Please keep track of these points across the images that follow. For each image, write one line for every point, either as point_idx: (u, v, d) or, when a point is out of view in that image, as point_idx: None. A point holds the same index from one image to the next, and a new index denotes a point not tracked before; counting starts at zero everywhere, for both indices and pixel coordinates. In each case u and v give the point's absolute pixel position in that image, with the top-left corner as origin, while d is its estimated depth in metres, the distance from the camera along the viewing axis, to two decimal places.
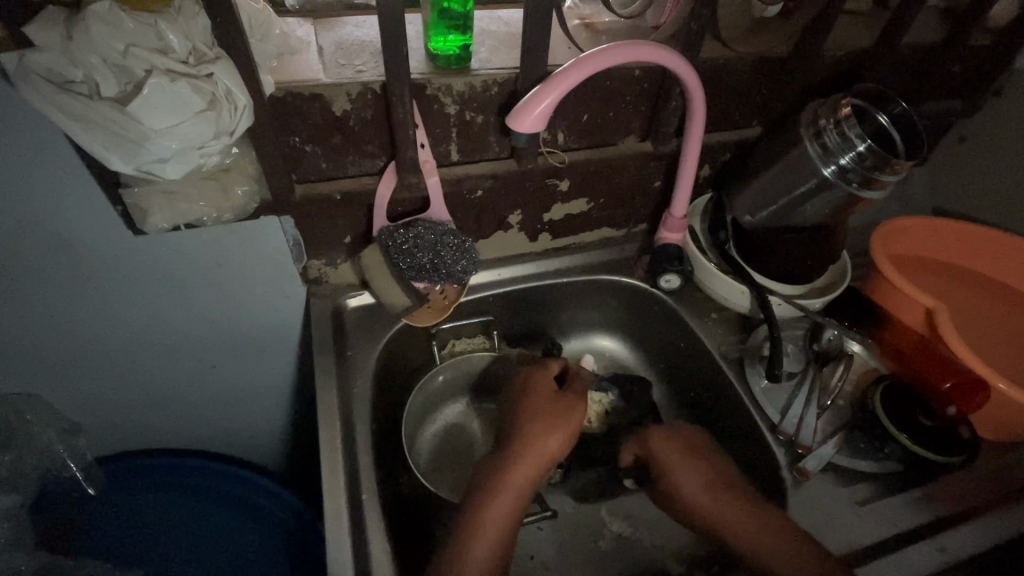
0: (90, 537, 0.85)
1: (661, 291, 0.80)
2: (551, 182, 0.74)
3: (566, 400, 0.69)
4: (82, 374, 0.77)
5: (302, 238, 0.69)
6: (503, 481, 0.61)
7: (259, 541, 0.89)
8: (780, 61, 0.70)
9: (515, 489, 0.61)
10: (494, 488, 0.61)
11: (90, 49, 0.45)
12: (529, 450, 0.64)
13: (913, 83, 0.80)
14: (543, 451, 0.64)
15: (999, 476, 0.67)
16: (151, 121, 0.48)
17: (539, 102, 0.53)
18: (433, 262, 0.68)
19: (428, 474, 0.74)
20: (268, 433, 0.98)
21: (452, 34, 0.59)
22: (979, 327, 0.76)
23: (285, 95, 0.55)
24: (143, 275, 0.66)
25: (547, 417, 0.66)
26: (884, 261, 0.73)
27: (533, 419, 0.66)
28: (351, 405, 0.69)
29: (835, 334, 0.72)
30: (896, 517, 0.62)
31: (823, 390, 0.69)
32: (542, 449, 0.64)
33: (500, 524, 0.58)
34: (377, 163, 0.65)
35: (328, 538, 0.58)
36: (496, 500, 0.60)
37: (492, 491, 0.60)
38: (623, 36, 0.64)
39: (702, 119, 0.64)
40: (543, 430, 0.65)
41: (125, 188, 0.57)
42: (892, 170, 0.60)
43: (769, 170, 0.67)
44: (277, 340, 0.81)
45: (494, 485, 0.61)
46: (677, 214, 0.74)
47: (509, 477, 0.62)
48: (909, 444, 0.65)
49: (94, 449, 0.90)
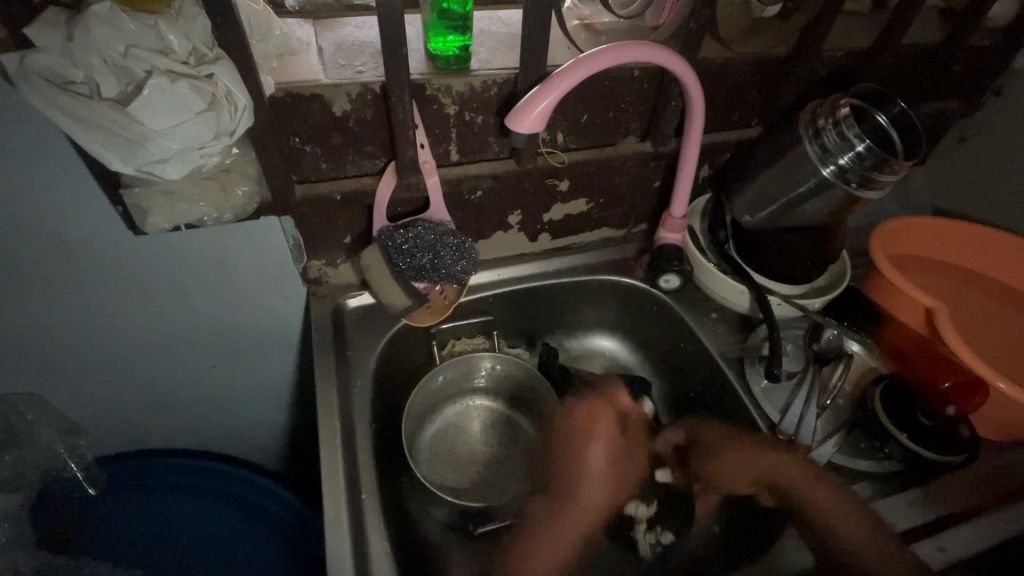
0: (89, 537, 0.86)
1: (661, 290, 0.80)
2: (551, 182, 0.74)
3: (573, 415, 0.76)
4: (84, 375, 0.77)
5: (302, 238, 0.69)
6: (555, 530, 0.69)
7: (257, 540, 0.89)
8: (779, 60, 0.70)
9: (574, 520, 0.70)
10: (553, 523, 0.69)
11: (90, 49, 0.45)
12: (570, 495, 0.72)
13: (912, 83, 0.80)
14: (585, 484, 0.73)
15: (998, 476, 0.67)
16: (151, 121, 0.48)
17: (539, 103, 0.54)
18: (433, 262, 0.68)
19: (429, 473, 0.73)
20: (268, 433, 0.98)
21: (452, 35, 0.59)
22: (979, 326, 0.76)
23: (285, 95, 0.55)
24: (144, 276, 0.66)
25: (591, 439, 0.75)
26: (883, 261, 0.73)
27: (572, 443, 0.76)
28: (351, 404, 0.69)
29: (835, 334, 0.71)
30: (895, 517, 0.63)
31: (823, 390, 0.70)
32: (597, 488, 0.72)
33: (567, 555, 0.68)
34: (377, 163, 0.65)
35: (329, 538, 0.58)
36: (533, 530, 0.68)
37: (555, 527, 0.69)
38: (622, 36, 0.65)
39: (701, 118, 0.64)
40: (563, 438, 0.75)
41: (125, 188, 0.57)
42: (891, 171, 0.60)
43: (769, 170, 0.68)
44: (278, 340, 0.81)
45: (550, 529, 0.69)
46: (677, 214, 0.74)
47: (568, 520, 0.70)
48: (905, 441, 0.63)
49: (94, 449, 0.90)
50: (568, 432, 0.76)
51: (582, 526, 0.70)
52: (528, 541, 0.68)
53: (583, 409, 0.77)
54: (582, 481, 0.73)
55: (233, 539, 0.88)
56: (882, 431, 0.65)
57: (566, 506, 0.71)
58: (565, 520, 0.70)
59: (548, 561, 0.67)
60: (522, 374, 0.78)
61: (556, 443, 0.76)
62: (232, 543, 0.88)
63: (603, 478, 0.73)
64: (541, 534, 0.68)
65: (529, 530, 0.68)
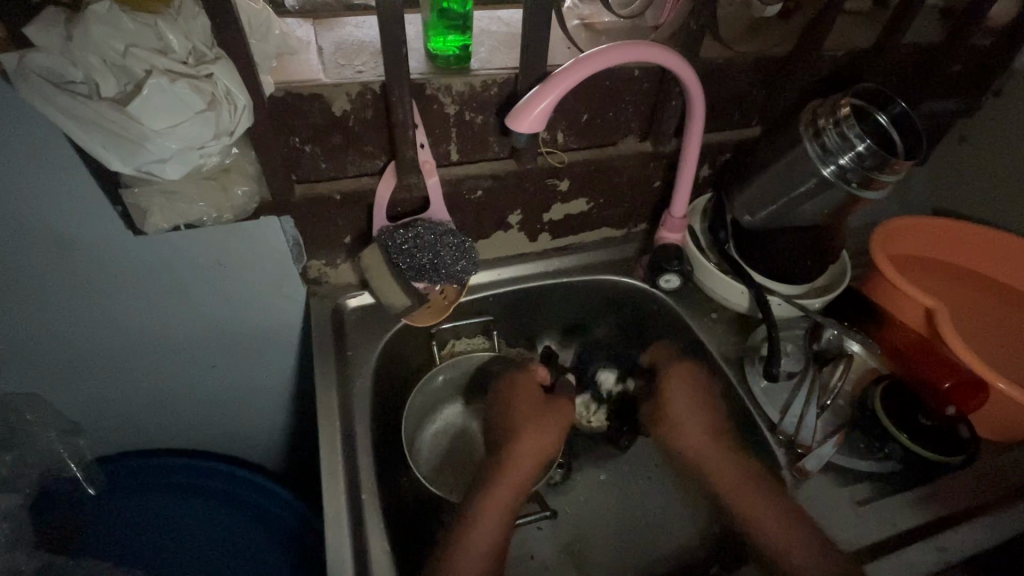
0: (90, 537, 0.86)
1: (661, 290, 0.80)
2: (551, 182, 0.74)
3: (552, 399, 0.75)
4: (82, 375, 0.77)
5: (302, 238, 0.69)
6: (490, 497, 0.66)
7: (260, 539, 0.89)
8: (780, 61, 0.70)
9: (513, 481, 0.68)
10: (491, 484, 0.67)
11: (89, 49, 0.45)
12: (525, 448, 0.71)
13: (913, 83, 0.80)
14: (532, 445, 0.71)
15: (998, 476, 0.67)
16: (151, 121, 0.48)
17: (539, 103, 0.54)
18: (433, 262, 0.68)
19: (429, 474, 0.74)
20: (269, 432, 0.98)
21: (452, 35, 0.59)
22: (980, 327, 0.76)
23: (285, 95, 0.55)
24: (144, 276, 0.66)
25: (539, 416, 0.73)
26: (884, 261, 0.73)
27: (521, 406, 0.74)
28: (351, 404, 0.69)
29: (835, 334, 0.70)
30: (895, 517, 0.63)
31: (823, 390, 0.68)
32: (528, 445, 0.71)
33: (504, 514, 0.65)
34: (377, 163, 0.65)
35: (329, 538, 0.58)
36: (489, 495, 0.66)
37: (490, 492, 0.66)
38: (622, 36, 0.64)
39: (701, 118, 0.64)
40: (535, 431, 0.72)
41: (125, 188, 0.56)
42: (891, 170, 0.60)
43: (770, 169, 0.67)
44: (277, 340, 0.81)
45: (497, 479, 0.68)
46: (677, 214, 0.74)
47: (511, 468, 0.69)
48: (908, 443, 0.63)
49: (94, 449, 0.90)
50: (529, 400, 0.75)
51: (521, 486, 0.68)
52: (479, 497, 0.66)
53: (528, 381, 0.77)
54: (527, 438, 0.71)
55: (233, 540, 0.88)
56: (881, 431, 0.66)
57: (517, 461, 0.69)
58: (506, 477, 0.68)
59: (482, 526, 0.63)
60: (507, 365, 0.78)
61: (512, 416, 0.74)
62: (235, 541, 0.88)
63: (546, 440, 0.71)
64: (484, 492, 0.67)
65: (477, 498, 0.66)
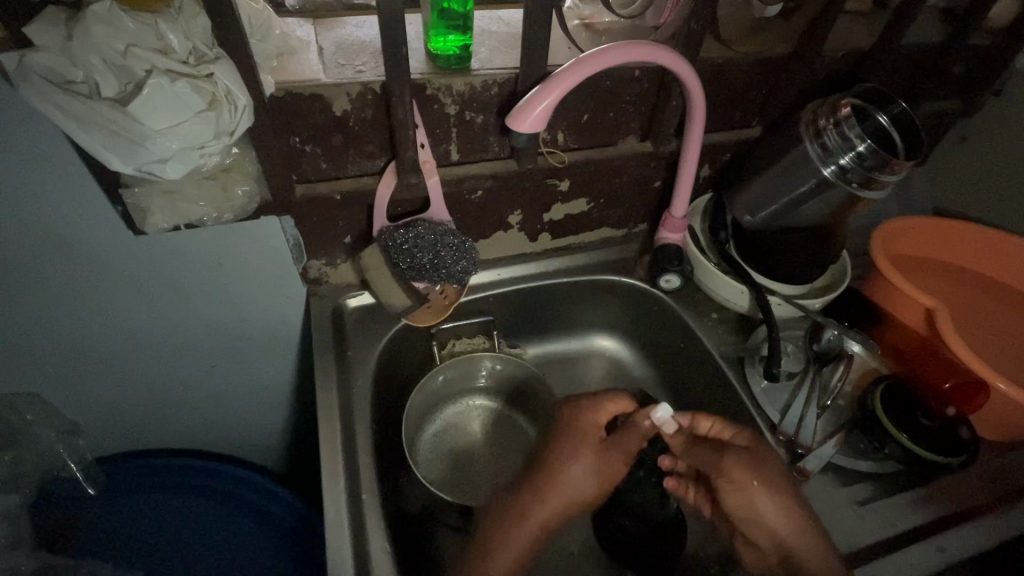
0: (89, 538, 0.86)
1: (661, 290, 0.80)
2: (551, 182, 0.74)
3: (606, 446, 0.61)
4: (81, 374, 0.77)
5: (302, 238, 0.69)
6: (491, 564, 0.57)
7: (261, 549, 0.88)
8: (780, 61, 0.70)
9: (519, 546, 0.58)
10: (493, 543, 0.59)
11: (89, 49, 0.45)
12: (549, 500, 0.59)
13: (916, 84, 0.80)
14: (569, 494, 0.59)
15: (998, 476, 0.67)
16: (151, 121, 0.48)
17: (540, 102, 0.53)
18: (433, 262, 0.68)
19: (428, 473, 0.73)
20: (270, 432, 0.98)
21: (452, 34, 0.59)
22: (980, 327, 0.76)
23: (285, 95, 0.55)
24: (144, 278, 0.66)
25: (582, 472, 0.60)
26: (884, 261, 0.73)
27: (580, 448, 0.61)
28: (351, 405, 0.69)
29: (835, 334, 0.70)
30: (895, 518, 0.63)
31: (823, 389, 0.70)
32: (566, 497, 0.59)
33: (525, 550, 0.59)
34: (377, 163, 0.65)
35: (328, 538, 0.58)
36: (495, 560, 0.57)
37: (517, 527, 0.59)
38: (622, 35, 0.65)
39: (702, 116, 0.64)
40: (562, 484, 0.60)
41: (124, 188, 0.57)
42: (892, 171, 0.60)
43: (770, 169, 0.67)
44: (276, 339, 0.81)
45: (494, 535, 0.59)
46: (677, 214, 0.74)
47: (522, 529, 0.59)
48: (909, 444, 0.63)
49: (93, 449, 0.90)
50: (581, 445, 0.61)
51: (553, 519, 0.60)
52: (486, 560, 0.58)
53: (592, 422, 0.63)
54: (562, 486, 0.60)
55: (233, 538, 0.89)
56: (882, 431, 0.65)
57: (558, 495, 0.60)
58: (509, 544, 0.58)
59: (504, 552, 0.58)
60: (582, 415, 0.63)
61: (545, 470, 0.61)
62: (238, 552, 0.88)
63: (608, 483, 0.60)
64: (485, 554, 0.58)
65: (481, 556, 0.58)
